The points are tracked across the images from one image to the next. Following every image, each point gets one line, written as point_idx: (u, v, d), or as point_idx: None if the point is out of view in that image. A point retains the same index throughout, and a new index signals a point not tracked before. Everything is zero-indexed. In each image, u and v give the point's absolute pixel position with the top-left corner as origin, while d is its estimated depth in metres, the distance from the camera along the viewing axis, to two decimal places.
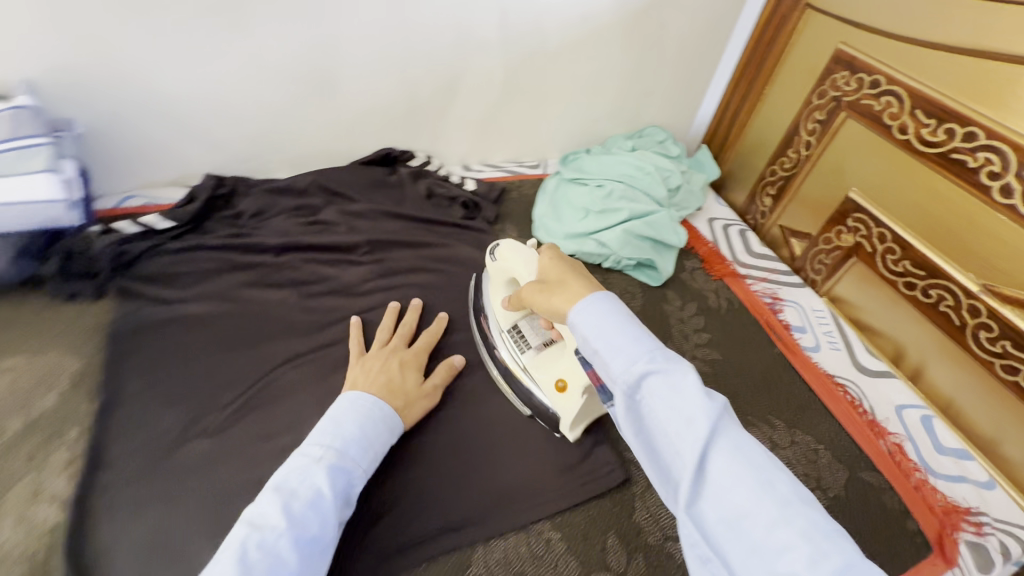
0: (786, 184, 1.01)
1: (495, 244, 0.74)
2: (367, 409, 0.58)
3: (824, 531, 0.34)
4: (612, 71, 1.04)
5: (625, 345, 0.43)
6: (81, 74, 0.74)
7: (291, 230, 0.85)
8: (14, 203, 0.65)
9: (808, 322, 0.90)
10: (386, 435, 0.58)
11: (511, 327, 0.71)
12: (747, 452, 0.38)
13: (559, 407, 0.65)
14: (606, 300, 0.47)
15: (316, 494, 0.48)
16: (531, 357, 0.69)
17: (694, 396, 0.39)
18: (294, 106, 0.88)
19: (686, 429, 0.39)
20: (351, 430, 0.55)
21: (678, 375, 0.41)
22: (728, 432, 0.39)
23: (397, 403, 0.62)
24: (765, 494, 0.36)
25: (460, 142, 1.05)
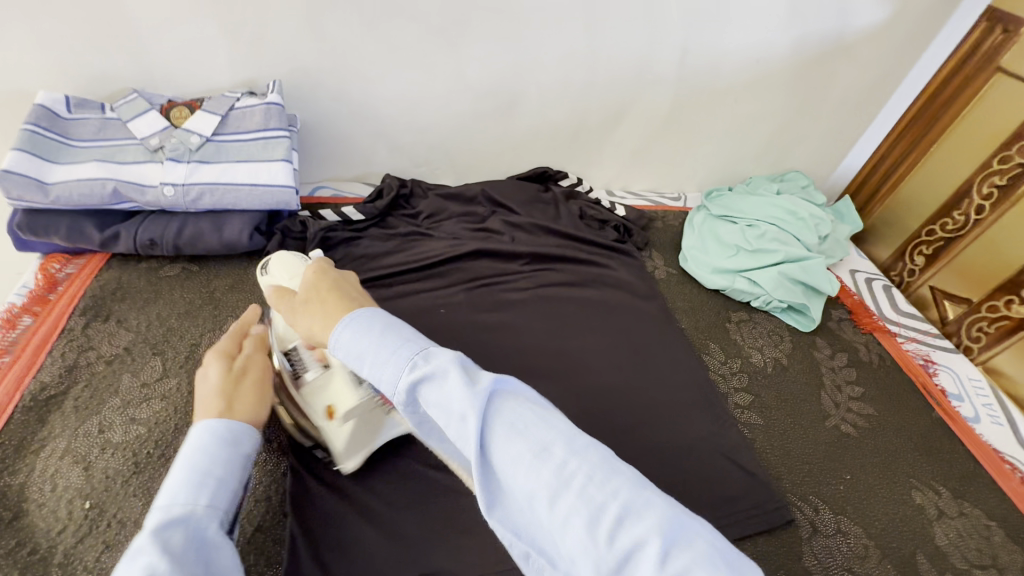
0: (947, 245, 0.98)
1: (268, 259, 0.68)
2: (186, 444, 0.44)
3: (598, 480, 0.34)
4: (769, 115, 1.06)
5: (379, 359, 0.42)
6: (314, 77, 0.85)
7: (461, 234, 0.91)
8: (261, 187, 0.75)
9: (965, 391, 0.87)
10: (230, 456, 0.45)
11: (283, 351, 0.60)
12: (521, 421, 0.37)
13: (328, 435, 0.58)
14: (372, 317, 0.46)
15: (147, 570, 0.34)
16: (304, 385, 0.59)
17: (455, 386, 0.38)
18: (475, 122, 0.96)
19: (450, 420, 0.38)
20: (174, 475, 0.42)
21: (440, 370, 0.39)
22: (501, 409, 0.37)
23: (221, 403, 0.48)
24: (538, 460, 0.35)
25: (608, 168, 1.10)
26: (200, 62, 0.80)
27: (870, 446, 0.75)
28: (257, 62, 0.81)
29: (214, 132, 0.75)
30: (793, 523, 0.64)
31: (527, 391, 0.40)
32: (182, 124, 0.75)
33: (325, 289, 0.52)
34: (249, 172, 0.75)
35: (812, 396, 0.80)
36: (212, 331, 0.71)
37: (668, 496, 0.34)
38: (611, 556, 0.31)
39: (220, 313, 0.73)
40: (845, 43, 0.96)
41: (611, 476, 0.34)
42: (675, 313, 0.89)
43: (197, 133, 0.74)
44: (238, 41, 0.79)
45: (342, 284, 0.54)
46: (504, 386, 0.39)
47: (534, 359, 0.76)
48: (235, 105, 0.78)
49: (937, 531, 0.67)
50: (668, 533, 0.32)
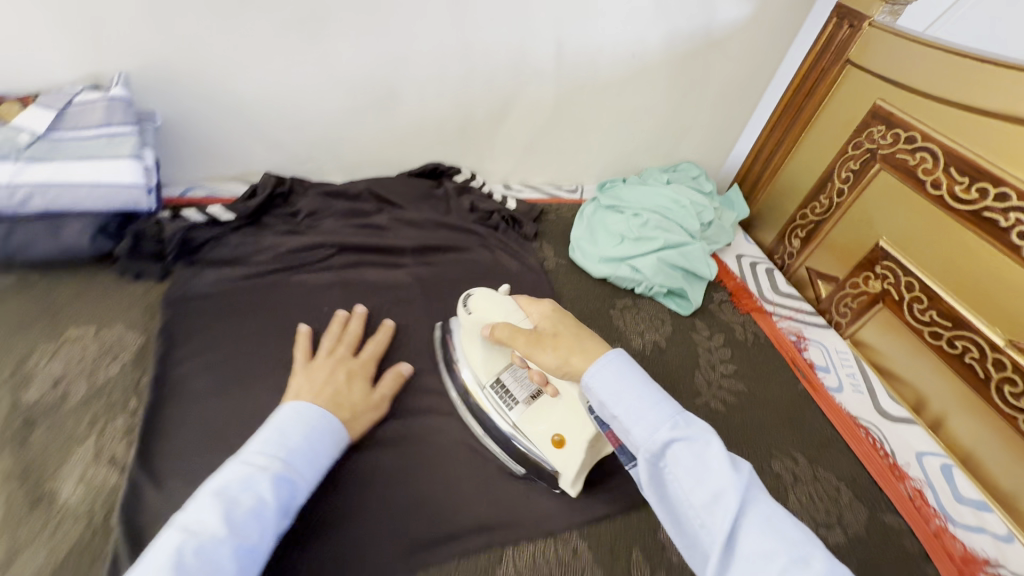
0: (817, 228, 1.04)
1: (465, 294, 0.69)
2: (315, 420, 0.54)
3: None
4: (655, 107, 1.09)
5: (640, 395, 0.46)
6: (169, 70, 0.80)
7: (342, 232, 0.89)
8: (105, 186, 0.71)
9: (832, 363, 0.92)
10: (332, 451, 0.55)
11: (492, 381, 0.66)
12: (780, 524, 0.39)
13: (558, 464, 0.61)
14: (629, 364, 0.49)
15: (261, 501, 0.46)
16: (520, 414, 0.64)
17: (719, 462, 0.41)
18: (355, 117, 0.94)
19: (713, 494, 0.41)
20: (297, 441, 0.52)
21: (701, 438, 0.43)
22: (759, 503, 0.40)
23: (345, 416, 0.60)
24: (798, 569, 0.37)
25: (503, 162, 1.10)
26: (34, 54, 0.74)
27: (738, 421, 0.78)
28: (99, 55, 0.76)
29: (49, 128, 0.70)
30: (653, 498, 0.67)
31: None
32: (10, 120, 0.70)
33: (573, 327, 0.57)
34: (90, 170, 0.70)
35: (686, 374, 0.82)
36: (47, 343, 0.66)
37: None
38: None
39: (57, 322, 0.68)
40: (715, 38, 1.00)
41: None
42: (561, 303, 0.90)
43: (28, 130, 0.69)
44: (73, 33, 0.73)
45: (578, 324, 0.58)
46: (755, 481, 0.43)
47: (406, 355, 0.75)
48: (74, 100, 0.73)
49: (790, 496, 0.70)
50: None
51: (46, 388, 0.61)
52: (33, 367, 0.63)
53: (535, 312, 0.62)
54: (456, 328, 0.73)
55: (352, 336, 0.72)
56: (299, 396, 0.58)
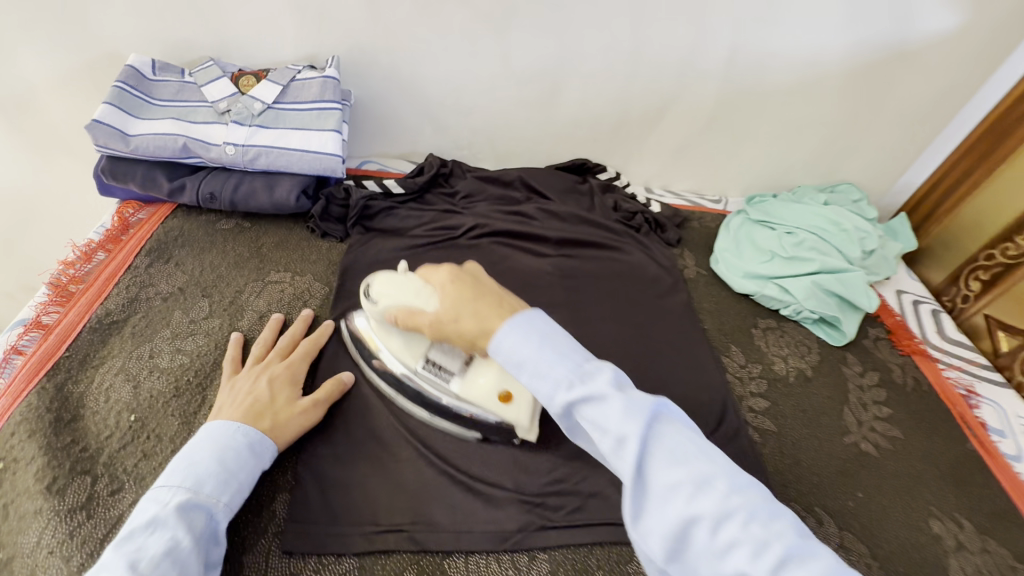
0: (1006, 272, 0.92)
1: (365, 283, 0.65)
2: (227, 439, 0.53)
3: (769, 523, 0.36)
4: (822, 122, 1.02)
5: (539, 353, 0.46)
6: (371, 54, 0.90)
7: (493, 216, 0.94)
8: (312, 153, 0.80)
9: (1010, 427, 0.81)
10: (251, 469, 0.54)
11: (422, 362, 0.63)
12: (681, 453, 0.39)
13: (510, 417, 0.60)
14: (528, 321, 0.48)
15: (175, 538, 0.44)
16: (460, 382, 0.62)
17: (615, 410, 0.41)
18: (517, 108, 0.99)
19: (613, 440, 0.40)
20: (208, 465, 0.51)
21: (596, 387, 0.43)
22: (660, 435, 0.40)
23: (263, 425, 0.57)
24: (701, 495, 0.37)
25: (649, 164, 1.09)
26: (269, 36, 0.86)
27: (891, 469, 0.72)
28: (318, 38, 0.87)
29: (275, 100, 0.82)
30: None
31: (678, 417, 0.42)
32: (247, 91, 0.82)
33: (475, 291, 0.54)
34: (302, 139, 0.80)
35: (833, 410, 0.77)
36: (255, 282, 0.77)
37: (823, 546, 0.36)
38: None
39: (263, 266, 0.79)
40: (910, 51, 0.91)
41: (777, 519, 0.37)
42: (699, 313, 0.88)
43: (260, 101, 0.81)
44: (302, 18, 0.85)
45: (481, 286, 0.56)
46: (661, 412, 0.42)
47: None
48: (296, 77, 0.84)
49: (951, 563, 0.63)
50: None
51: (255, 320, 0.72)
52: (245, 301, 0.74)
53: (434, 284, 0.58)
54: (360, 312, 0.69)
55: (288, 342, 0.68)
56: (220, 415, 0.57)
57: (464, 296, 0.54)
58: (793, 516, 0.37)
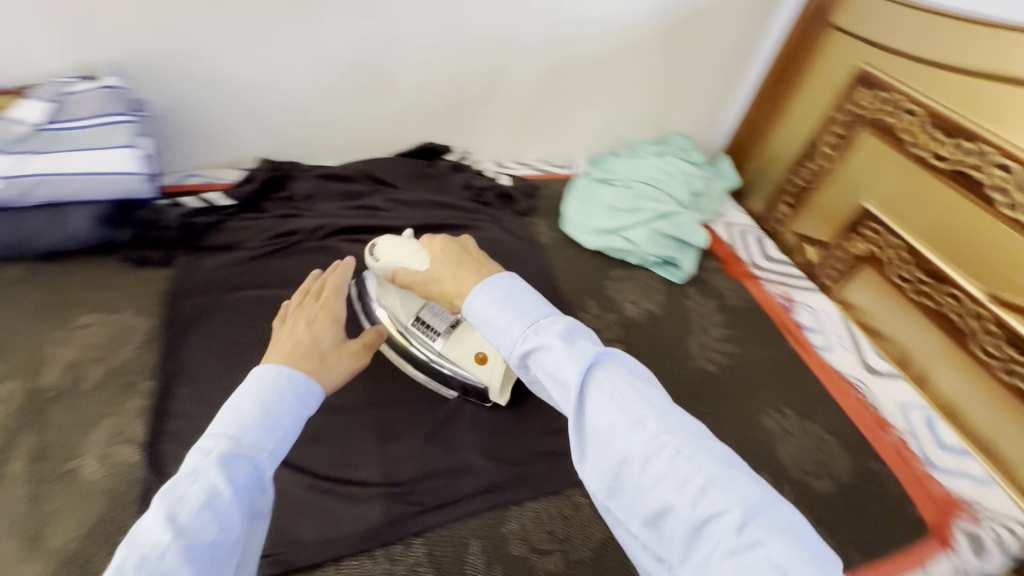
0: (805, 193, 1.06)
1: (370, 244, 0.71)
2: (267, 381, 0.48)
3: (692, 456, 0.38)
4: (644, 79, 1.10)
5: (499, 314, 0.49)
6: (165, 59, 0.81)
7: (338, 213, 0.90)
8: (101, 174, 0.71)
9: (821, 324, 0.95)
10: (298, 414, 0.48)
11: (412, 321, 0.69)
12: (620, 396, 0.42)
13: (484, 378, 0.66)
14: (493, 285, 0.52)
15: (214, 491, 0.40)
16: (443, 343, 0.68)
17: (561, 357, 0.44)
18: (347, 98, 0.95)
19: (558, 382, 0.44)
20: (251, 410, 0.45)
21: (544, 339, 0.46)
22: (600, 379, 0.43)
23: (310, 366, 0.53)
24: (637, 430, 0.40)
25: (495, 140, 1.11)
26: (25, 46, 0.75)
27: (731, 381, 0.81)
28: (92, 45, 0.77)
29: (44, 120, 0.71)
30: None
31: (630, 363, 0.44)
32: (7, 113, 0.71)
33: (461, 259, 0.59)
34: (85, 160, 0.71)
35: (680, 340, 0.85)
36: (59, 329, 0.68)
37: (756, 479, 0.39)
38: (693, 518, 0.37)
39: (68, 310, 0.70)
40: (700, 7, 1.01)
41: (703, 452, 0.39)
42: (557, 275, 0.92)
43: (22, 122, 0.70)
44: (65, 23, 0.74)
45: (466, 253, 0.60)
46: (606, 357, 0.44)
47: None
48: (68, 91, 0.74)
49: (780, 448, 0.74)
50: (751, 509, 0.36)
51: (63, 372, 0.64)
52: (48, 353, 0.65)
53: (431, 250, 0.63)
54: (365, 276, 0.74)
55: (323, 282, 0.64)
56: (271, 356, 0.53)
57: (455, 258, 0.59)
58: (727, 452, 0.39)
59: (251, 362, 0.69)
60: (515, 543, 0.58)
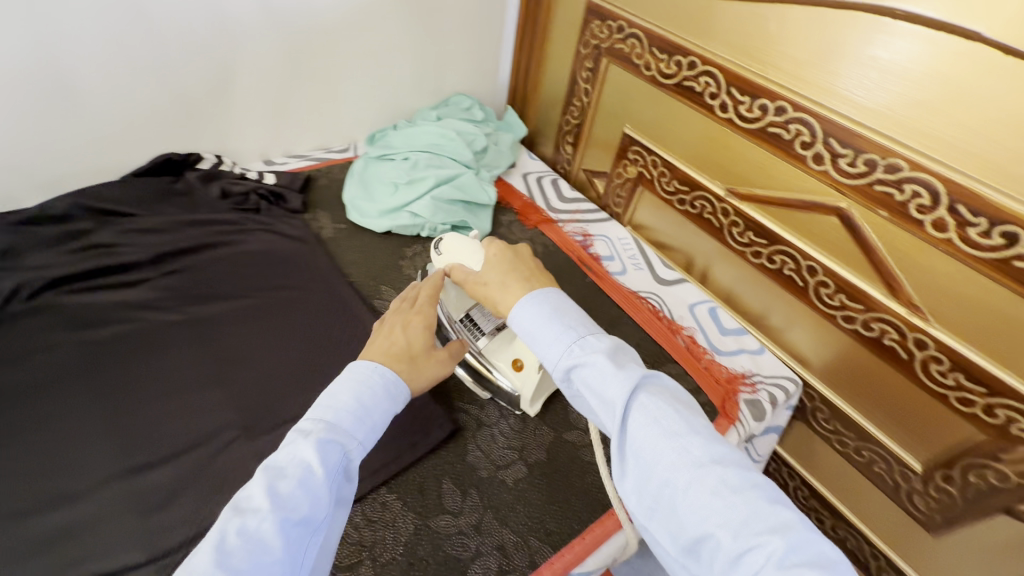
0: (580, 130, 1.10)
1: (438, 239, 0.71)
2: (366, 375, 0.49)
3: (737, 486, 0.38)
4: (400, 43, 1.04)
5: (547, 327, 0.50)
6: None
7: (54, 262, 0.74)
8: None
9: (615, 251, 1.00)
10: (386, 409, 0.49)
11: (463, 318, 0.71)
12: (665, 420, 0.42)
13: (518, 384, 0.68)
14: (543, 299, 0.53)
15: (306, 469, 0.41)
16: (487, 343, 0.69)
17: (609, 376, 0.45)
18: (28, 122, 0.77)
19: (603, 398, 0.45)
20: (347, 399, 0.46)
21: (592, 358, 0.47)
22: (645, 403, 0.43)
23: (400, 367, 0.52)
24: (688, 453, 0.40)
25: (253, 136, 0.99)
26: None
27: None
28: None
29: None
30: (459, 428, 0.67)
31: (670, 386, 0.46)
32: None
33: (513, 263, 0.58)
34: None
35: None
36: None
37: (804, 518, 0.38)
38: (733, 550, 0.36)
39: None
40: None
41: (749, 484, 0.39)
42: (346, 268, 0.86)
43: None
44: None
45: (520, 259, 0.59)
46: (653, 382, 0.45)
47: (167, 373, 0.67)
48: None
49: None
50: (793, 544, 0.35)
51: None
52: None
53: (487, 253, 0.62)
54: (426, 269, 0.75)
55: (417, 288, 0.62)
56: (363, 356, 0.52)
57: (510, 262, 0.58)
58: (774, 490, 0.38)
59: None
60: None
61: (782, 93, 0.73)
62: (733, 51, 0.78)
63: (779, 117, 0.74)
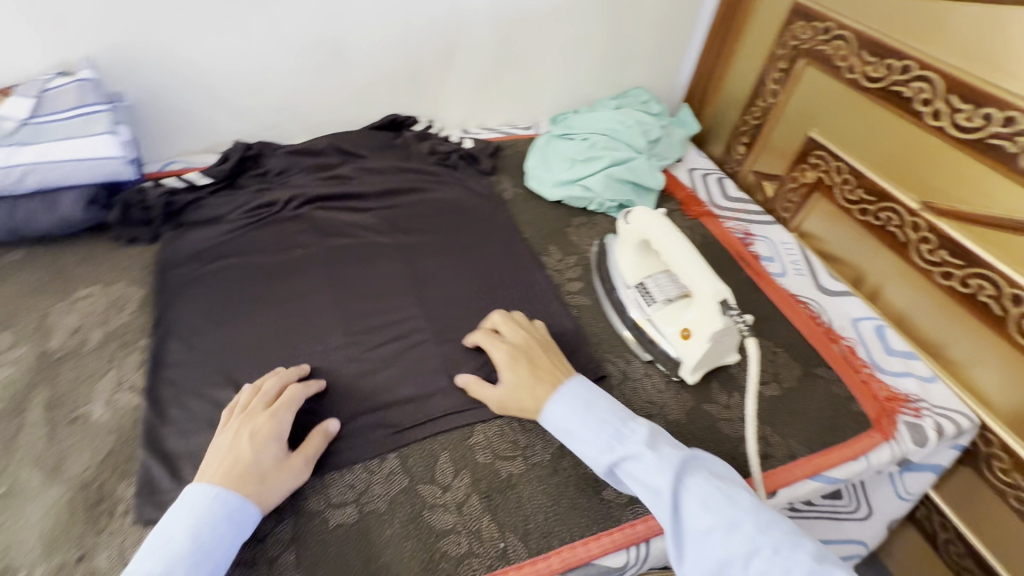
0: (758, 131, 1.10)
1: (625, 211, 0.84)
2: (202, 508, 0.51)
3: (783, 548, 0.49)
4: (596, 34, 1.14)
5: (582, 420, 0.61)
6: (129, 51, 0.87)
7: (310, 185, 0.95)
8: (87, 161, 0.78)
9: (777, 253, 1.00)
10: (229, 544, 0.51)
11: (636, 284, 0.80)
12: (710, 500, 0.53)
13: (683, 351, 0.72)
14: (569, 390, 0.63)
15: None
16: (656, 310, 0.77)
17: (653, 468, 0.55)
18: (309, 76, 1.00)
19: (652, 488, 0.55)
20: (181, 542, 0.49)
21: (635, 451, 0.57)
22: (692, 487, 0.54)
23: (251, 488, 0.54)
24: (733, 529, 0.51)
25: (456, 106, 1.16)
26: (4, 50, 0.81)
27: None
28: (67, 44, 0.83)
29: (29, 115, 0.78)
30: (606, 375, 0.74)
31: (709, 464, 0.58)
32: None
33: (529, 366, 0.66)
34: (73, 147, 0.78)
35: None
36: (62, 301, 0.75)
37: (843, 564, 0.49)
38: None
39: (69, 285, 0.77)
40: None
41: (792, 543, 0.50)
42: (520, 226, 0.98)
43: (11, 119, 0.77)
44: (40, 27, 0.81)
45: (533, 358, 0.67)
46: (689, 468, 0.56)
47: (379, 279, 0.83)
48: (48, 87, 0.81)
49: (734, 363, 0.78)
50: None
51: (68, 336, 0.71)
52: (54, 321, 0.72)
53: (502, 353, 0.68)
54: (612, 240, 0.88)
55: (275, 385, 0.63)
56: (202, 475, 0.54)
57: (526, 363, 0.67)
58: (809, 545, 0.50)
59: (234, 319, 0.75)
60: (481, 452, 0.65)
61: (1015, 102, 0.68)
62: (960, 56, 0.74)
63: (1008, 128, 0.69)
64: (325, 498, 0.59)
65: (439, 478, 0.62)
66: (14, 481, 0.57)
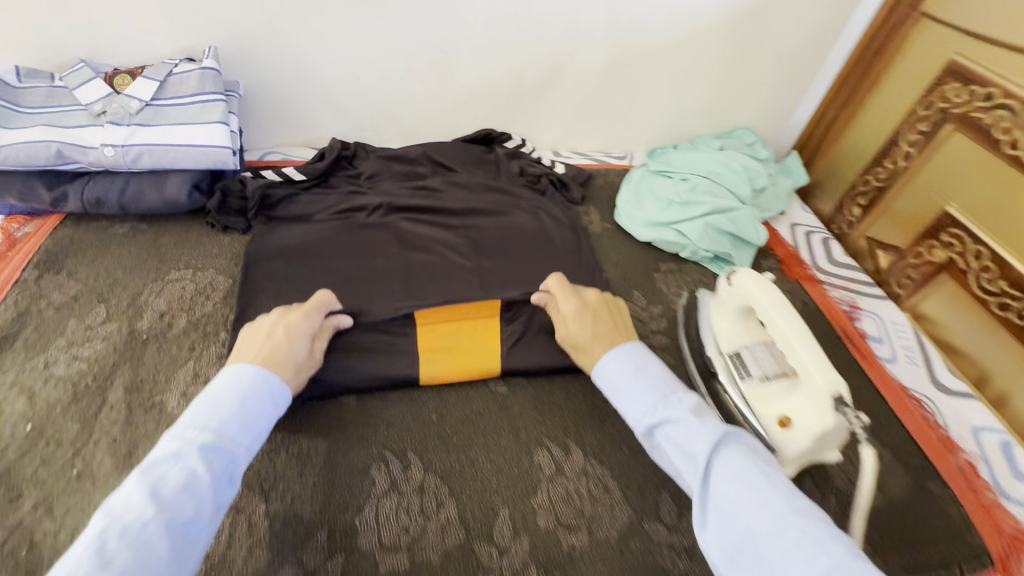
0: (880, 194, 0.99)
1: (730, 270, 0.76)
2: (247, 382, 0.51)
3: (817, 537, 0.40)
4: (711, 70, 1.07)
5: (630, 380, 0.57)
6: (251, 43, 0.89)
7: (399, 193, 0.95)
8: (197, 148, 0.80)
9: (887, 334, 0.89)
10: (269, 416, 0.51)
11: (730, 352, 0.74)
12: (747, 471, 0.45)
13: (782, 443, 0.63)
14: (624, 351, 0.61)
15: (193, 475, 0.43)
16: (751, 385, 0.69)
17: (694, 431, 0.49)
18: (413, 83, 0.99)
19: (685, 451, 0.49)
20: (230, 410, 0.49)
21: (677, 415, 0.51)
22: (729, 456, 0.47)
23: (286, 373, 0.56)
24: (771, 503, 0.43)
25: (552, 127, 1.12)
26: (139, 31, 0.84)
27: None
28: (196, 31, 0.86)
29: (153, 96, 0.80)
30: None
31: (752, 445, 0.50)
32: (123, 90, 0.80)
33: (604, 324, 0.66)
34: (186, 135, 0.80)
35: None
36: (155, 282, 0.77)
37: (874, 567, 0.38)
38: None
39: (163, 266, 0.79)
40: None
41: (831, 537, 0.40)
42: (604, 264, 0.93)
43: (136, 99, 0.79)
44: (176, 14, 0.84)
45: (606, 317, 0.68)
46: (734, 437, 0.49)
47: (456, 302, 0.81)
48: (173, 70, 0.83)
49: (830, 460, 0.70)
50: None
51: (156, 318, 0.72)
52: (144, 301, 0.74)
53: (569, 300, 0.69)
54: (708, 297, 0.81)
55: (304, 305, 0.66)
56: (237, 356, 0.56)
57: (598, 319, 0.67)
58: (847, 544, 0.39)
59: None
60: (542, 515, 0.60)
61: None
62: None
63: None
64: (379, 536, 0.57)
65: (496, 537, 0.58)
66: (88, 462, 0.58)
